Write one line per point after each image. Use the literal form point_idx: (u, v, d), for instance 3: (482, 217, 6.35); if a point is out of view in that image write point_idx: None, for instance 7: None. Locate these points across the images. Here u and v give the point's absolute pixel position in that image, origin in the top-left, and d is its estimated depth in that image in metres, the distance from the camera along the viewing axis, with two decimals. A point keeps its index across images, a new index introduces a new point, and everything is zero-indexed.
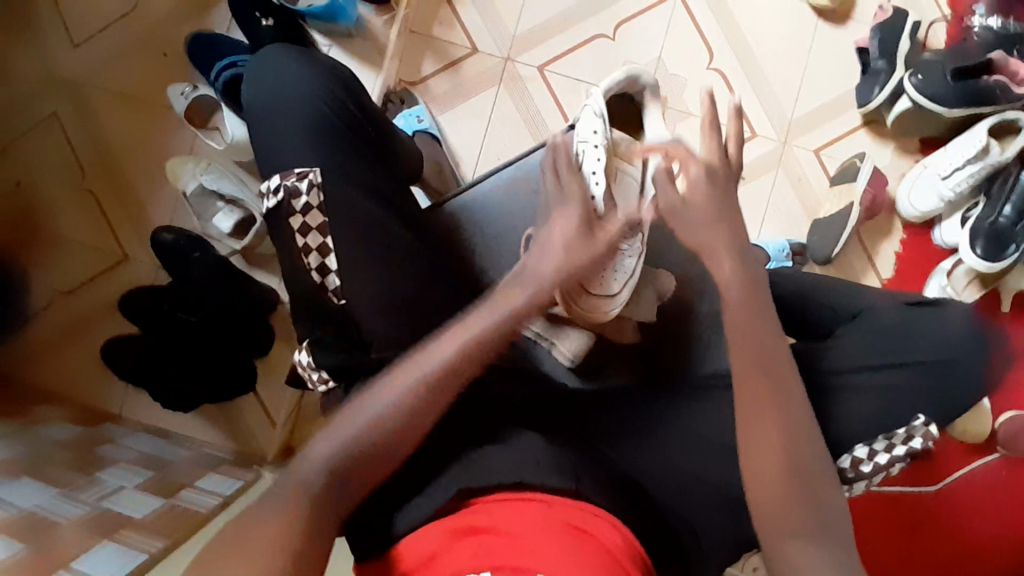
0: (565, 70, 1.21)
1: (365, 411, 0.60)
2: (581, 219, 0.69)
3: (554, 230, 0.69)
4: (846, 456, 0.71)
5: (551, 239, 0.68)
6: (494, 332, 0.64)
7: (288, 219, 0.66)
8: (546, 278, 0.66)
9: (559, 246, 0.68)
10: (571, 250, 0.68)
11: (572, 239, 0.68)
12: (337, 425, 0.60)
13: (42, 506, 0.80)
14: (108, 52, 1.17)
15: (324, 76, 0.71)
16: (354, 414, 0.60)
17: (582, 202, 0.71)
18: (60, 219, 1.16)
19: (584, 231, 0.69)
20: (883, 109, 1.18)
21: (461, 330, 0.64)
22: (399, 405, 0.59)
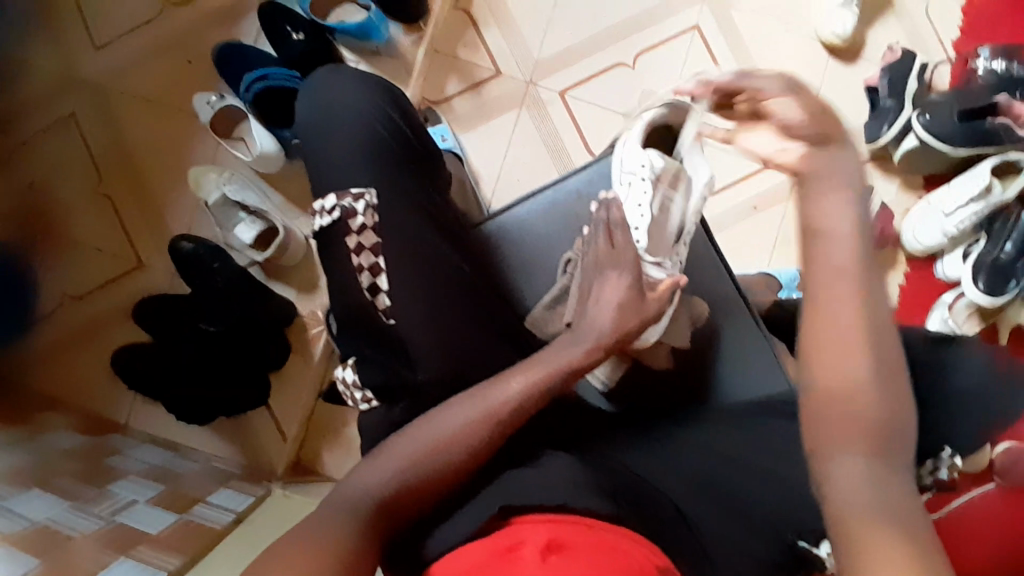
0: (586, 96, 1.24)
1: (426, 432, 0.63)
2: (633, 281, 0.70)
3: (605, 289, 0.70)
4: None
5: (604, 299, 0.70)
6: (544, 391, 0.65)
7: (343, 238, 0.67)
8: (596, 340, 0.68)
9: (611, 308, 0.69)
10: (622, 313, 0.69)
11: (621, 294, 0.70)
12: (396, 443, 0.63)
13: (54, 518, 0.78)
14: (133, 59, 1.17)
15: (377, 97, 0.72)
16: (412, 432, 0.63)
17: (636, 266, 0.71)
18: (77, 222, 1.15)
19: (633, 292, 0.70)
20: (892, 145, 1.22)
21: (518, 373, 0.65)
22: (447, 448, 0.61)
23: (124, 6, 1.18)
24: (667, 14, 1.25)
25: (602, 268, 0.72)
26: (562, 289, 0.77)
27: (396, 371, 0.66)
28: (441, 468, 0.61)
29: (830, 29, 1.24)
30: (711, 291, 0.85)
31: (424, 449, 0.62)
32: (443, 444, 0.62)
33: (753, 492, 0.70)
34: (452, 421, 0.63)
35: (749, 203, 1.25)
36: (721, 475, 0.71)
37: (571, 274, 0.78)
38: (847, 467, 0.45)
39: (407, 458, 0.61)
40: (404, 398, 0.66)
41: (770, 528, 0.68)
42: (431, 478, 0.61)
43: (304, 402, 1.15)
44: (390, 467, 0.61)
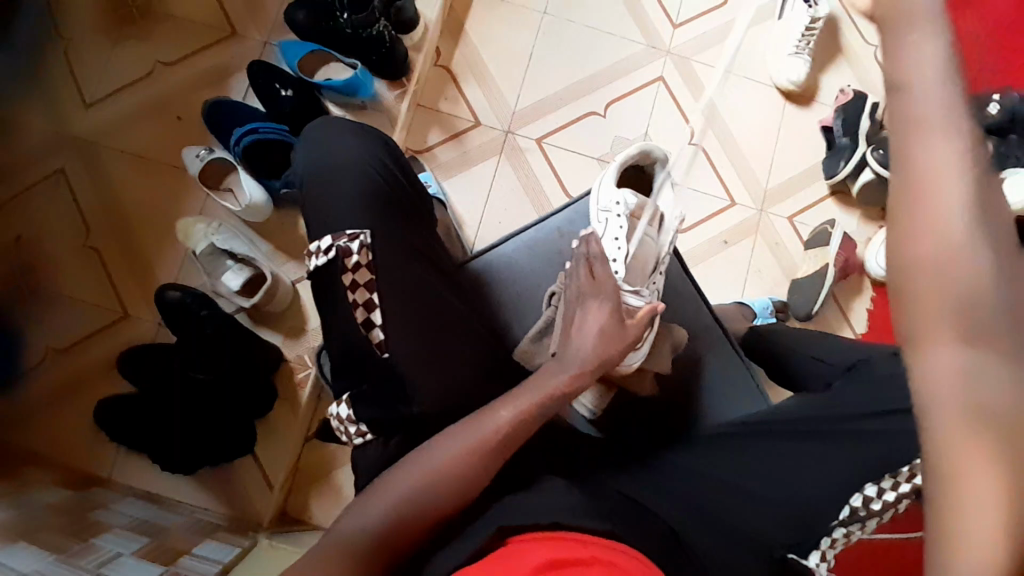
0: (563, 142, 1.30)
1: (424, 461, 0.64)
2: (613, 310, 0.74)
3: (587, 319, 0.73)
4: (857, 494, 0.71)
5: (587, 327, 0.73)
6: (532, 417, 0.67)
7: (339, 276, 0.70)
8: (582, 367, 0.70)
9: (594, 336, 0.72)
10: (605, 341, 0.72)
11: (606, 325, 0.72)
12: (397, 476, 0.64)
13: (40, 571, 0.76)
14: (123, 117, 1.21)
15: (368, 145, 0.76)
16: (413, 462, 0.65)
17: (613, 295, 0.75)
18: (63, 275, 1.16)
19: (614, 320, 0.73)
20: (849, 180, 1.30)
21: (514, 400, 0.68)
22: (442, 477, 0.63)
23: (116, 67, 1.23)
24: (633, 67, 1.34)
25: (584, 299, 0.75)
26: (547, 322, 0.80)
27: (392, 406, 0.68)
28: (441, 496, 0.62)
29: (785, 76, 1.33)
30: (691, 320, 0.89)
31: (420, 480, 0.63)
32: (438, 473, 0.63)
33: (744, 511, 0.72)
34: (453, 447, 0.64)
35: (721, 237, 1.31)
36: (712, 498, 0.72)
37: (556, 306, 0.81)
38: (958, 361, 0.35)
39: (403, 489, 0.62)
40: (399, 432, 0.68)
41: (760, 545, 0.70)
42: (428, 506, 0.62)
43: (293, 448, 1.14)
44: (387, 500, 0.62)
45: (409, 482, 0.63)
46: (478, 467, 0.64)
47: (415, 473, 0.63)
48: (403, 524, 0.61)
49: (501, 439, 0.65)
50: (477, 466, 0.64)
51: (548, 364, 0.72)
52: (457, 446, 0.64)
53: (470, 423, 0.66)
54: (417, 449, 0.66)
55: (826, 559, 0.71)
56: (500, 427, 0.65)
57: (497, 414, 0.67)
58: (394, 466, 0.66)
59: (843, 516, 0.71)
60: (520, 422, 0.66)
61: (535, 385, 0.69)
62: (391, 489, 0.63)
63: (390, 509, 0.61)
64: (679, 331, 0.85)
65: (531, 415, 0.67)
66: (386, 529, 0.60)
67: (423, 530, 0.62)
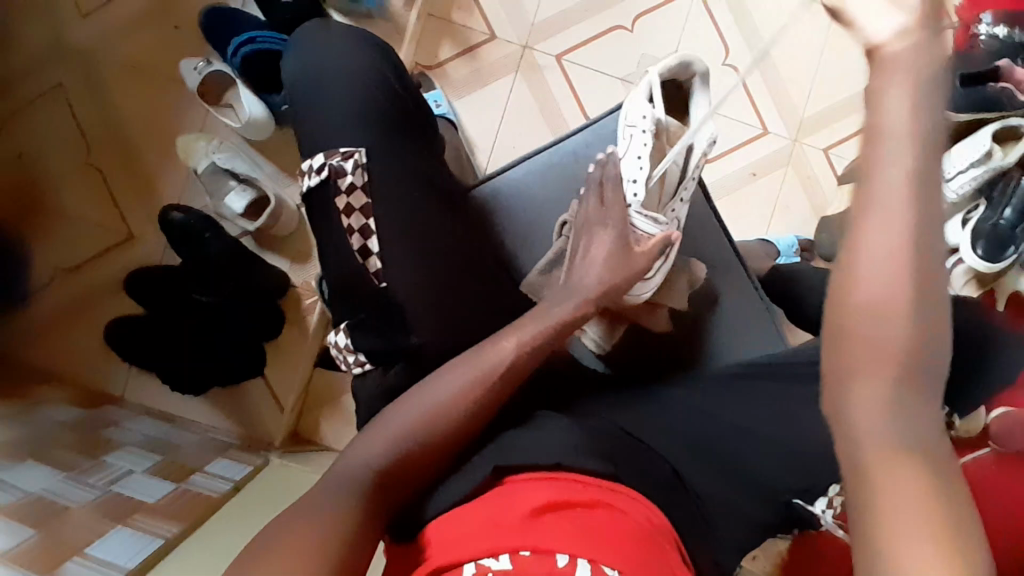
0: (584, 60, 1.21)
1: (427, 395, 0.62)
2: (618, 238, 0.71)
3: (589, 250, 0.72)
4: None
5: (588, 256, 0.71)
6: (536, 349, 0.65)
7: (333, 199, 0.66)
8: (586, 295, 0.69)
9: (596, 263, 0.71)
10: (608, 269, 0.71)
11: (612, 257, 0.71)
12: (398, 414, 0.61)
13: (48, 489, 0.79)
14: (117, 26, 1.14)
15: (372, 57, 0.70)
16: (415, 397, 0.62)
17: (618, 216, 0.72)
18: (61, 195, 1.13)
19: (618, 250, 0.71)
20: None
21: (522, 331, 0.65)
22: (446, 412, 0.61)
23: None
24: None
25: (589, 226, 0.73)
26: (558, 253, 0.76)
27: (391, 338, 0.65)
28: (442, 431, 0.60)
29: None
30: (711, 252, 0.84)
31: (421, 416, 0.61)
32: (439, 410, 0.61)
33: (751, 454, 0.70)
34: (457, 381, 0.62)
35: (748, 170, 1.23)
36: (720, 443, 0.70)
37: (567, 236, 0.76)
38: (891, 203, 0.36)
39: (407, 425, 0.60)
40: (399, 362, 0.66)
41: (765, 492, 0.69)
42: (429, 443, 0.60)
43: (301, 372, 1.13)
44: (388, 437, 0.60)
45: (412, 417, 0.61)
46: (484, 399, 0.62)
47: (417, 409, 0.61)
48: (404, 462, 0.59)
49: (509, 371, 0.63)
50: (481, 399, 0.62)
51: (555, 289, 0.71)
52: (464, 378, 0.62)
53: (475, 353, 0.64)
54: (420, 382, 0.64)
55: (832, 505, 0.70)
56: (508, 357, 0.63)
57: (504, 344, 0.64)
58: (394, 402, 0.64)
59: None
60: (527, 353, 0.64)
61: (545, 317, 0.67)
62: (391, 425, 0.61)
63: (390, 448, 0.59)
64: (696, 263, 0.82)
65: (540, 347, 0.65)
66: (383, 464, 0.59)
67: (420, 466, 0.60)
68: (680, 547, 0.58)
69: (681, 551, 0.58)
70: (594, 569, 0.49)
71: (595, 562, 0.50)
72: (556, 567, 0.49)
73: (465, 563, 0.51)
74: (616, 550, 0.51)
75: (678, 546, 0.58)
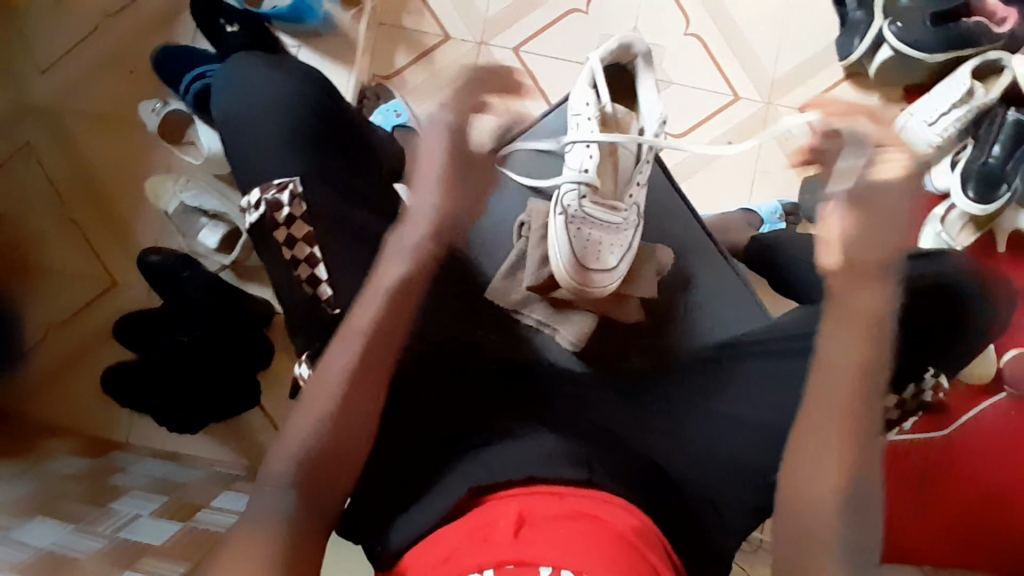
0: (542, 49, 1.19)
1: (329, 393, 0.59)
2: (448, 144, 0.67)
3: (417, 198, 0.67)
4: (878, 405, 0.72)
5: (428, 186, 0.67)
6: (413, 281, 0.65)
7: (272, 231, 0.65)
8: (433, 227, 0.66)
9: (432, 190, 0.66)
10: (446, 199, 0.66)
11: (448, 178, 0.67)
12: (301, 425, 0.58)
13: (57, 542, 0.78)
14: (80, 79, 1.17)
15: (296, 82, 0.70)
16: (320, 397, 0.59)
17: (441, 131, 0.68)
18: (45, 250, 1.15)
19: (451, 164, 0.67)
20: (864, 60, 1.16)
21: (373, 304, 0.62)
22: (346, 390, 0.59)
23: (62, 27, 1.17)
24: None
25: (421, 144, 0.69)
26: (518, 255, 0.79)
27: None
28: (336, 425, 0.58)
29: None
30: (677, 237, 0.86)
31: (322, 414, 0.58)
32: (335, 406, 0.59)
33: (732, 437, 0.69)
34: (337, 361, 0.60)
35: (725, 137, 1.19)
36: (699, 430, 0.70)
37: (527, 238, 0.80)
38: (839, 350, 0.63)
39: (307, 426, 0.58)
40: None
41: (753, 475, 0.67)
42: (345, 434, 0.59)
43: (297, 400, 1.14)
44: (296, 444, 0.57)
45: (309, 420, 0.58)
46: (363, 377, 0.60)
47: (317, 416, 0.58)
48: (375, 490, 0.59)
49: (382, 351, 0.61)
50: (363, 378, 0.60)
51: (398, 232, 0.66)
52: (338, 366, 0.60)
53: (345, 334, 0.61)
54: (315, 377, 0.60)
55: None
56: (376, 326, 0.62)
57: (361, 318, 0.61)
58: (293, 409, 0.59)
59: None
60: (388, 320, 0.62)
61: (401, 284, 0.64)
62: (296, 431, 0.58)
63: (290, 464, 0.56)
64: (664, 251, 0.83)
65: (394, 308, 0.63)
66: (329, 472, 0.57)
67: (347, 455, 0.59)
68: (664, 544, 0.57)
69: (664, 547, 0.57)
70: None
71: (580, 572, 0.48)
72: None
73: None
74: (602, 557, 0.50)
75: (663, 544, 0.56)
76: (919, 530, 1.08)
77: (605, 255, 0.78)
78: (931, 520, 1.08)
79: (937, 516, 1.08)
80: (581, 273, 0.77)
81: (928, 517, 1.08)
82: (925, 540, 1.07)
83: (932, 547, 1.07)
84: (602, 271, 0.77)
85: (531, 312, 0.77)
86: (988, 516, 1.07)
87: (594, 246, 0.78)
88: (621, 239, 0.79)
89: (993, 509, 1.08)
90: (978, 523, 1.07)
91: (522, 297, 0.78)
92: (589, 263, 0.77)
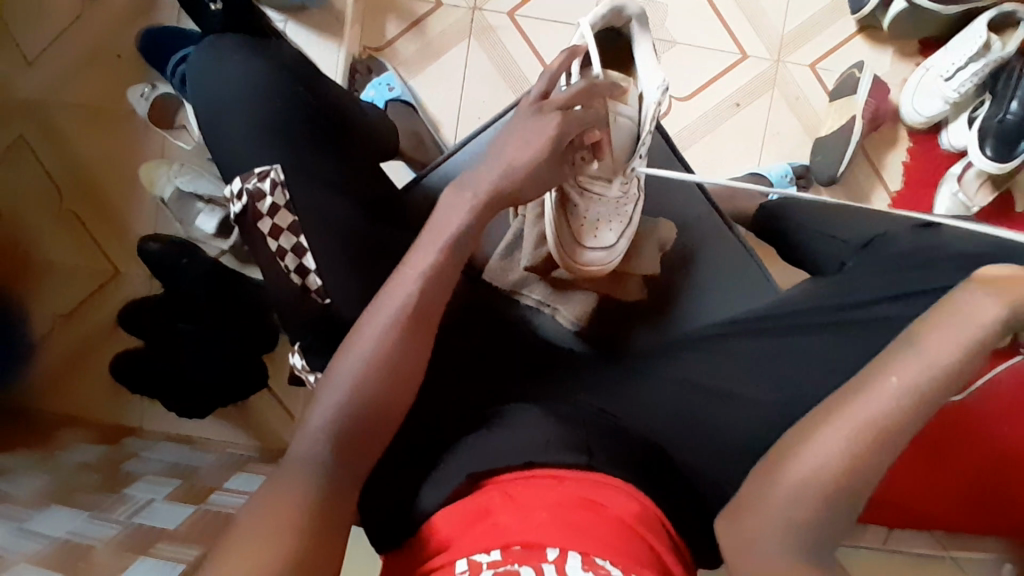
0: (537, 12, 1.14)
1: (378, 350, 0.56)
2: (552, 125, 0.66)
3: (490, 169, 0.65)
4: None
5: (504, 154, 0.65)
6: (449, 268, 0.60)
7: (256, 222, 0.64)
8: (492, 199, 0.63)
9: (504, 170, 0.64)
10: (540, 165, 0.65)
11: (542, 149, 0.65)
12: (340, 379, 0.56)
13: (74, 531, 0.79)
14: (67, 64, 1.15)
15: (271, 66, 0.67)
16: (362, 361, 0.56)
17: (561, 117, 0.66)
18: (45, 241, 1.15)
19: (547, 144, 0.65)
20: (879, 12, 1.10)
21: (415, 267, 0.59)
22: (388, 349, 0.56)
23: (43, 12, 1.15)
24: None
25: (519, 125, 0.67)
26: (515, 236, 0.80)
27: None
28: (382, 387, 0.56)
29: None
30: (682, 212, 0.84)
31: (350, 386, 0.55)
32: (379, 364, 0.56)
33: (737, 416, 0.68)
34: (383, 324, 0.57)
35: (730, 100, 1.15)
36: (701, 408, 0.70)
37: (523, 216, 0.80)
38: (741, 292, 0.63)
39: (346, 384, 0.55)
40: None
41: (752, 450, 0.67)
42: (376, 393, 0.56)
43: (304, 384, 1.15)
44: (331, 398, 0.55)
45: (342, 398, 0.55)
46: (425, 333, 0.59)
47: (357, 382, 0.55)
48: None
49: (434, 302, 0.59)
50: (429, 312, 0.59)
51: (446, 194, 0.65)
52: (393, 312, 0.57)
53: (399, 285, 0.58)
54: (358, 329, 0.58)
55: None
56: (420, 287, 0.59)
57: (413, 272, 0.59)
58: (348, 345, 0.57)
59: None
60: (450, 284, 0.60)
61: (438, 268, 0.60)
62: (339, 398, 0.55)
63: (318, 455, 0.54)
64: (664, 225, 0.80)
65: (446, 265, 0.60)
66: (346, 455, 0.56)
67: (378, 423, 0.56)
68: (665, 526, 0.56)
69: (665, 530, 0.56)
70: (585, 560, 0.48)
71: (585, 555, 0.48)
72: (545, 560, 0.48)
73: (458, 562, 0.50)
74: (605, 541, 0.50)
75: (663, 527, 0.55)
76: (924, 495, 1.08)
77: (606, 232, 0.76)
78: (937, 485, 1.07)
79: (948, 481, 1.07)
80: (587, 254, 0.76)
81: (936, 483, 1.07)
82: (931, 504, 1.08)
83: (936, 510, 1.08)
84: (603, 250, 0.76)
85: (530, 292, 0.79)
86: (1002, 479, 1.07)
87: (597, 226, 0.76)
88: (620, 214, 0.77)
89: (1009, 474, 1.06)
90: (989, 487, 1.07)
91: (520, 277, 0.79)
92: (591, 243, 0.76)
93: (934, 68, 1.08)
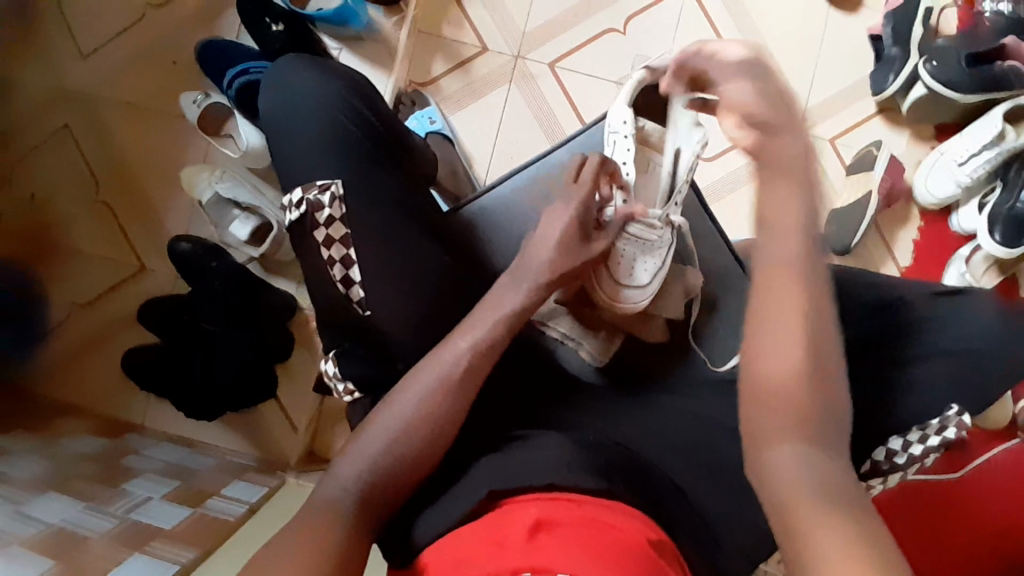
0: (577, 66, 1.20)
1: (420, 408, 0.62)
2: (576, 210, 0.73)
3: (533, 252, 0.72)
4: (898, 437, 0.72)
5: (543, 238, 0.72)
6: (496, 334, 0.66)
7: (311, 231, 0.67)
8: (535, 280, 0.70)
9: (543, 249, 0.71)
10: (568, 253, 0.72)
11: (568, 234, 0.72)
12: (382, 425, 0.61)
13: (69, 520, 0.78)
14: (122, 66, 1.20)
15: (339, 89, 0.71)
16: (409, 415, 0.61)
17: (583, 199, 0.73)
18: (74, 232, 1.18)
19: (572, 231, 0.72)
20: (899, 95, 1.17)
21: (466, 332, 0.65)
22: (432, 407, 0.62)
23: (108, 14, 1.20)
24: None
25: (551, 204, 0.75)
26: None
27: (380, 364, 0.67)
28: (423, 441, 0.61)
29: None
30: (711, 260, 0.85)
31: (392, 434, 0.60)
32: (422, 419, 0.61)
33: None
34: (428, 380, 0.63)
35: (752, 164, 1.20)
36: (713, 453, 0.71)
37: None
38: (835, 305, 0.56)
39: (391, 432, 0.60)
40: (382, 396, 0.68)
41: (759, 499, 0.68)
42: (416, 445, 0.61)
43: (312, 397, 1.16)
44: (374, 443, 0.60)
45: (386, 436, 0.60)
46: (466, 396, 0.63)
47: (401, 432, 0.61)
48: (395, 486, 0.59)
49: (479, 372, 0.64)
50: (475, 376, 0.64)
51: (501, 278, 0.71)
52: (442, 374, 0.63)
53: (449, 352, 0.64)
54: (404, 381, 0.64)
55: None
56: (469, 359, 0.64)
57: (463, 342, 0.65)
58: (396, 397, 0.63)
59: (865, 468, 0.73)
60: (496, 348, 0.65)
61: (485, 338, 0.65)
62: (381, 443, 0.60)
63: None
64: (693, 273, 0.82)
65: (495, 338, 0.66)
66: (373, 471, 0.59)
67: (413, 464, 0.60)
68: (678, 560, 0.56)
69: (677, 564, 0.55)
70: None
71: None
72: None
73: None
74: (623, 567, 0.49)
75: (676, 561, 0.55)
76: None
77: (642, 272, 0.78)
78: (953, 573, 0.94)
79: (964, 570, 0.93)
80: (619, 290, 0.77)
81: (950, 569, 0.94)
82: None
83: None
84: (634, 288, 0.77)
85: (556, 325, 0.79)
86: None
87: (635, 266, 0.78)
88: (654, 258, 0.78)
89: None
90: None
91: (549, 309, 0.79)
92: (626, 279, 0.77)
93: (948, 151, 1.12)
